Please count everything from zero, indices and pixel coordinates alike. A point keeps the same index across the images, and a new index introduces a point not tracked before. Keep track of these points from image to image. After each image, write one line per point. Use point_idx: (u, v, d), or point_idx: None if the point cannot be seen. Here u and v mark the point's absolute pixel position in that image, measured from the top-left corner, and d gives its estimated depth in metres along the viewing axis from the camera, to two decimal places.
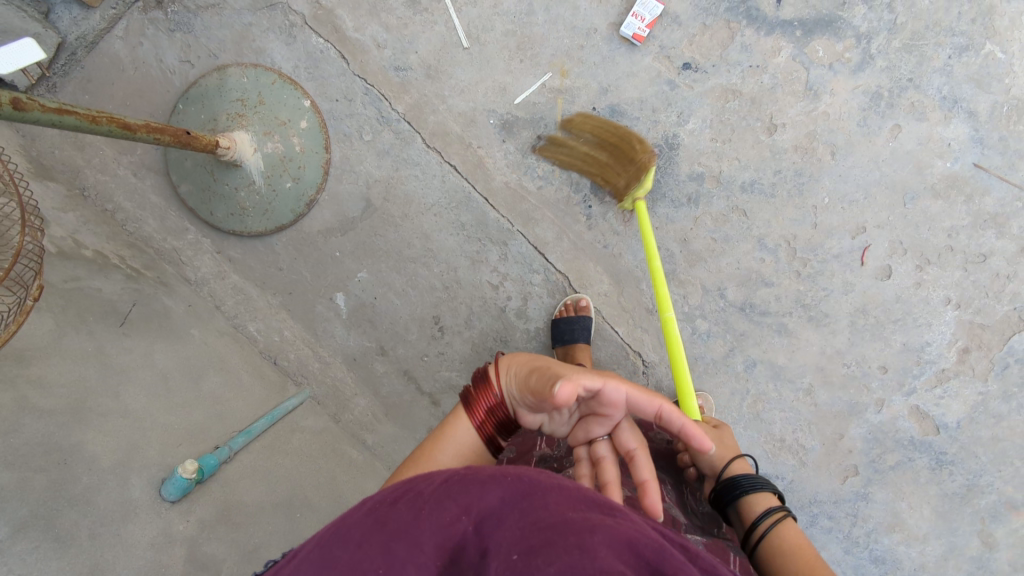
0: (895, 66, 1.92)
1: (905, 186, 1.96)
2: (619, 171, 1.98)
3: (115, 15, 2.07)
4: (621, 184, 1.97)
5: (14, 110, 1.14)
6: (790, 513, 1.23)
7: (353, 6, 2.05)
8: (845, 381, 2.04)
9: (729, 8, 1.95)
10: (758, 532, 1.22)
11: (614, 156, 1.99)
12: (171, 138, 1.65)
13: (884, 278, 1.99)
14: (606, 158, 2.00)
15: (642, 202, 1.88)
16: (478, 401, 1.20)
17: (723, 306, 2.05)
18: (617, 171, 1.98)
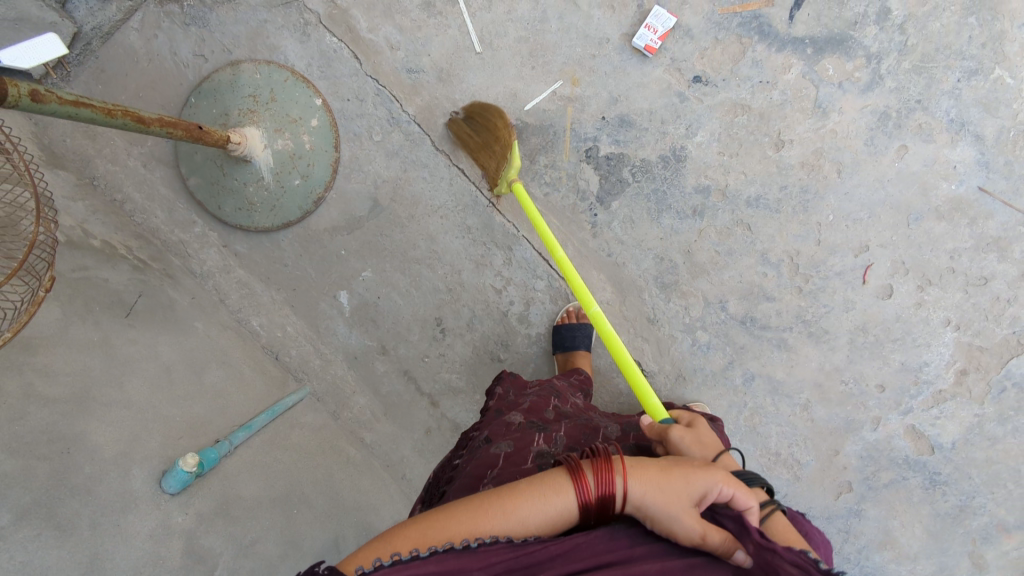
0: (904, 87, 1.93)
1: (909, 206, 1.97)
2: (490, 152, 1.91)
3: (131, 7, 2.09)
4: (494, 165, 1.89)
5: (32, 103, 1.15)
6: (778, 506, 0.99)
7: (368, 7, 2.06)
8: (842, 398, 2.05)
9: (741, 24, 1.96)
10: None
11: (485, 135, 1.93)
12: (186, 131, 1.68)
13: (885, 297, 2.00)
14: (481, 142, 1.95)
15: (518, 182, 1.76)
16: (593, 479, 0.94)
17: (724, 319, 2.07)
18: (490, 152, 1.91)
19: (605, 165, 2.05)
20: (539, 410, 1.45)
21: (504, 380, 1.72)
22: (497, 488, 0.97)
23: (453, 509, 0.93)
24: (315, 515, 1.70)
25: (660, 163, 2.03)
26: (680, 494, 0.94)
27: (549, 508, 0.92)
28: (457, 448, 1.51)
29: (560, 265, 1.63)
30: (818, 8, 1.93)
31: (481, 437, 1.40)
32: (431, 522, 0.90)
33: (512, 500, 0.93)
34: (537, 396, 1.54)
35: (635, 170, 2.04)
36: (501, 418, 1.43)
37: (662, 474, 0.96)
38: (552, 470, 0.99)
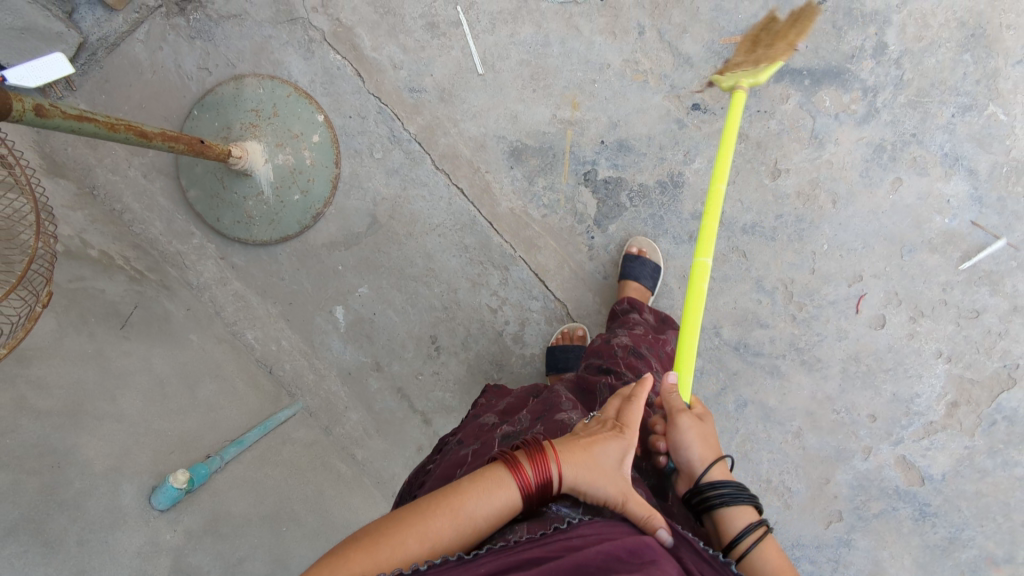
0: (899, 120, 1.96)
1: (902, 238, 1.99)
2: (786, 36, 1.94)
3: (138, 18, 2.11)
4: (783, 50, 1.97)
5: (36, 116, 1.16)
6: (772, 527, 1.06)
7: (372, 26, 2.08)
8: (833, 427, 2.06)
9: (740, 53, 1.99)
10: (737, 549, 1.04)
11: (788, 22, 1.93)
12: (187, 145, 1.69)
13: (878, 327, 2.02)
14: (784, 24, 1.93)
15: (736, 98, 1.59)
16: (530, 466, 0.99)
17: (717, 344, 2.08)
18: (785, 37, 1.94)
19: (603, 188, 2.07)
20: (511, 407, 1.50)
21: (490, 391, 1.74)
22: (435, 493, 0.98)
23: (397, 522, 0.93)
24: (304, 533, 1.69)
25: (658, 188, 2.05)
26: (605, 468, 1.02)
27: (494, 503, 0.96)
28: (435, 453, 1.53)
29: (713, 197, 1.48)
30: (815, 40, 1.96)
31: (455, 440, 1.44)
32: (377, 540, 0.89)
33: (457, 501, 0.95)
34: (513, 398, 1.56)
35: (633, 194, 2.06)
36: (477, 420, 1.48)
37: (588, 454, 1.03)
38: (483, 467, 1.02)
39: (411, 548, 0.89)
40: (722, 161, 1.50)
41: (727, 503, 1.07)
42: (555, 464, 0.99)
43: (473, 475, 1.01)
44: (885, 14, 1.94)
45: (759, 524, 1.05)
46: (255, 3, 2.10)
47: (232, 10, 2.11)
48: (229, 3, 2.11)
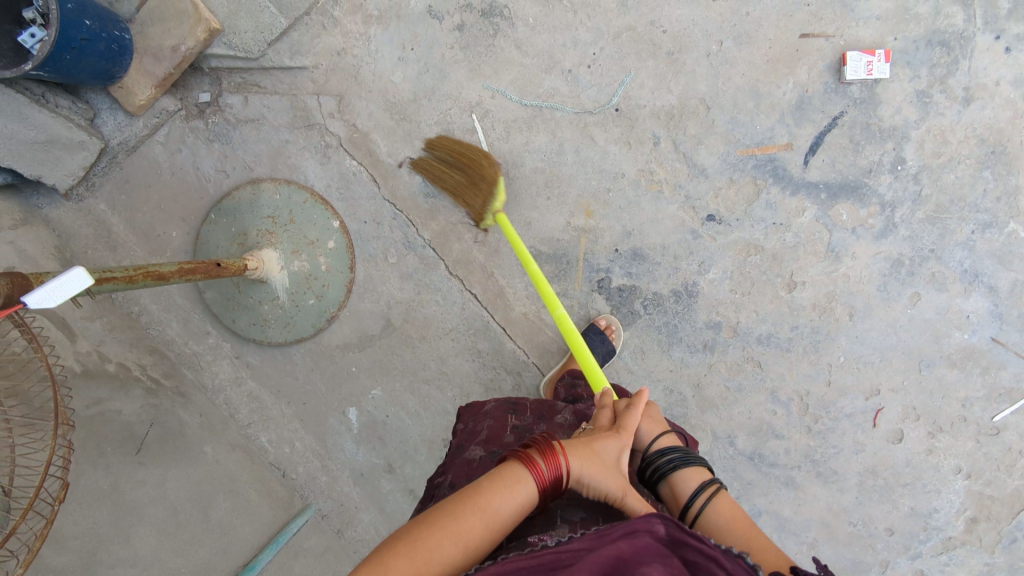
0: (917, 236, 1.93)
1: (921, 353, 1.96)
2: (477, 189, 1.95)
3: (157, 122, 2.12)
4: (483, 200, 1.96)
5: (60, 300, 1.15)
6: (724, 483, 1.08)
7: (388, 132, 2.08)
8: (850, 539, 2.04)
9: (757, 165, 1.97)
10: (691, 510, 1.06)
11: (467, 174, 1.96)
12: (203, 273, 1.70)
13: (896, 441, 1.99)
14: (462, 179, 1.97)
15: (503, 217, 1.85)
16: (543, 462, 0.98)
17: (732, 453, 2.06)
18: (477, 190, 1.95)
19: (617, 296, 2.06)
20: (496, 436, 1.38)
21: (464, 413, 1.63)
22: (455, 495, 0.96)
23: (426, 525, 0.89)
24: None
25: (672, 297, 2.04)
26: (605, 463, 1.03)
27: (517, 500, 0.95)
28: (423, 498, 1.39)
29: (533, 273, 1.65)
30: (832, 155, 1.94)
31: (445, 482, 1.32)
32: (412, 544, 0.86)
33: (482, 500, 0.93)
34: (492, 418, 1.47)
35: (647, 302, 2.05)
36: (461, 456, 1.36)
37: (590, 449, 1.04)
38: (496, 467, 1.01)
39: (448, 549, 0.86)
40: (520, 246, 1.71)
41: (678, 467, 1.10)
42: (566, 458, 0.99)
43: (489, 475, 0.99)
44: (903, 130, 1.91)
45: (712, 483, 1.07)
46: (273, 109, 2.10)
47: (250, 114, 2.11)
48: (247, 108, 2.12)
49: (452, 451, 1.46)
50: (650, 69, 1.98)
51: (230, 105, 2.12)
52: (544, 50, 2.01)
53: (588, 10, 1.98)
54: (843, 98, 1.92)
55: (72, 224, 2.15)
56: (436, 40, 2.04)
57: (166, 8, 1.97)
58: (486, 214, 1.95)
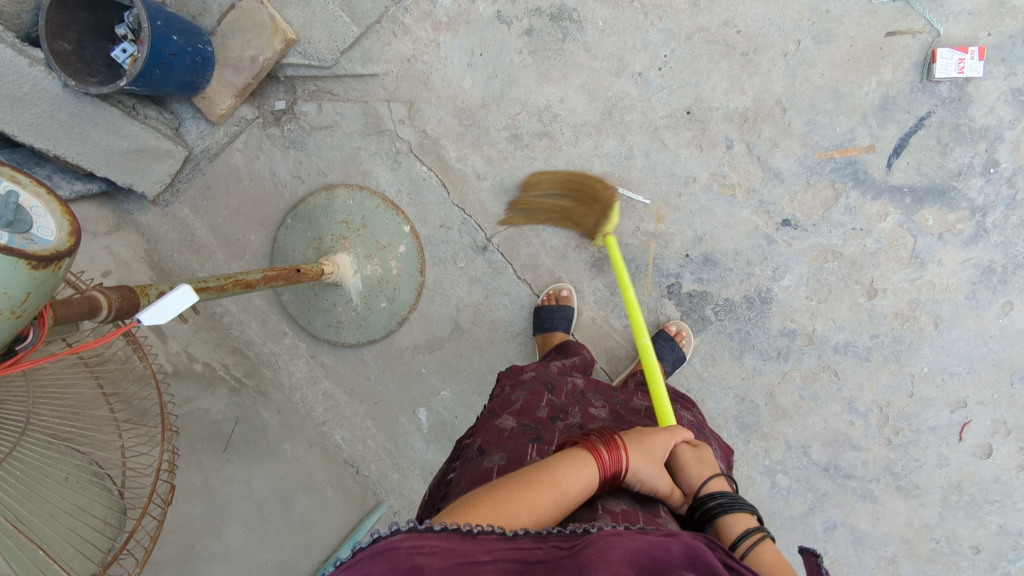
0: (1010, 243, 1.84)
1: (1013, 364, 1.87)
2: (587, 209, 2.02)
3: (236, 131, 2.19)
4: (590, 223, 2.01)
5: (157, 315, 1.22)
6: (771, 534, 1.02)
7: (458, 137, 2.10)
8: (932, 556, 1.96)
9: (835, 169, 1.91)
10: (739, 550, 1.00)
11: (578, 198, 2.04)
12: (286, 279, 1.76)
13: (983, 456, 1.91)
14: (570, 203, 2.04)
15: (611, 237, 1.90)
16: (607, 453, 1.04)
17: (806, 464, 2.01)
18: (586, 209, 2.02)
19: (688, 301, 2.03)
20: (530, 409, 1.41)
21: (503, 375, 1.67)
22: (524, 471, 1.01)
23: (503, 492, 0.95)
24: None
25: (744, 303, 2.00)
26: (655, 460, 1.10)
27: (583, 483, 1.01)
28: (449, 459, 1.44)
29: (627, 301, 1.77)
30: (918, 156, 1.86)
31: (475, 445, 1.36)
32: (491, 509, 0.91)
33: (552, 477, 0.99)
34: (528, 390, 1.49)
35: (718, 309, 2.01)
36: (492, 422, 1.39)
37: (644, 446, 1.11)
38: (561, 451, 1.06)
39: (521, 518, 0.92)
40: (623, 273, 1.80)
41: (724, 510, 1.06)
42: (628, 453, 1.06)
43: (554, 455, 1.05)
44: (997, 131, 1.81)
45: (757, 530, 1.01)
46: (345, 115, 2.15)
47: (324, 121, 2.16)
48: (321, 115, 2.17)
49: (484, 415, 1.49)
50: (724, 70, 1.93)
51: (305, 112, 2.18)
52: (613, 53, 1.99)
53: (659, 11, 1.95)
54: (930, 98, 1.83)
55: (159, 229, 2.26)
56: (505, 45, 2.05)
57: (244, 20, 2.02)
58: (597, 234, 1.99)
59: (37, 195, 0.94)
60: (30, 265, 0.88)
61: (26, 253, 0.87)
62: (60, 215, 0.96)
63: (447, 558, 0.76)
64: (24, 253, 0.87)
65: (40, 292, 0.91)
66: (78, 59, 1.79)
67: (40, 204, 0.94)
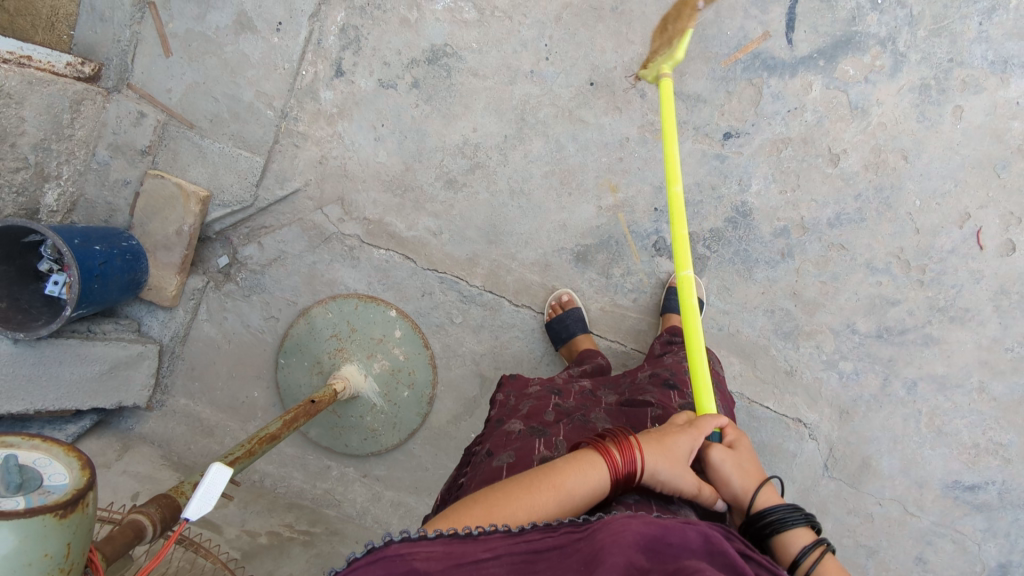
0: (930, 54, 1.89)
1: (991, 159, 1.91)
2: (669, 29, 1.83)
3: (194, 303, 2.16)
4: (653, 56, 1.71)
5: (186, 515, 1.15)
6: (833, 546, 0.99)
7: (398, 208, 2.10)
8: (1015, 365, 1.96)
9: (745, 68, 1.95)
10: (800, 570, 0.98)
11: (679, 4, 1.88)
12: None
13: (1010, 253, 1.92)
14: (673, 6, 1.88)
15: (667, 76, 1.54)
16: (618, 453, 1.06)
17: (860, 340, 2.00)
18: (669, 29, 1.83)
19: None
20: (538, 413, 1.45)
21: (507, 383, 1.69)
22: (533, 472, 1.04)
23: (506, 493, 0.99)
24: None
25: (729, 226, 2.01)
26: (677, 458, 1.09)
27: (589, 484, 1.02)
28: (461, 465, 1.47)
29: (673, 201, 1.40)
30: (811, 22, 1.92)
31: (484, 451, 1.39)
32: (488, 510, 0.95)
33: (557, 479, 1.00)
34: (535, 398, 1.54)
35: (708, 242, 2.03)
36: (501, 428, 1.43)
37: (663, 445, 1.10)
38: (571, 452, 1.08)
39: (519, 518, 0.94)
40: (670, 129, 1.45)
41: (778, 527, 1.01)
42: (640, 453, 1.06)
43: (566, 456, 1.07)
44: None
45: (818, 543, 0.99)
46: (287, 240, 2.14)
47: (270, 255, 2.15)
48: (265, 251, 2.15)
49: (493, 423, 1.52)
50: (604, 31, 1.98)
51: (249, 255, 2.16)
52: (500, 65, 2.03)
53: (522, 10, 2.00)
54: None
55: (164, 430, 2.18)
56: (400, 106, 2.07)
57: (154, 199, 2.03)
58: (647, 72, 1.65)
59: (35, 447, 0.87)
60: (56, 516, 0.81)
61: (48, 506, 0.81)
62: (67, 455, 0.89)
63: (444, 561, 0.80)
64: (46, 507, 0.80)
65: (80, 538, 0.86)
66: (16, 310, 1.75)
67: (42, 454, 0.87)
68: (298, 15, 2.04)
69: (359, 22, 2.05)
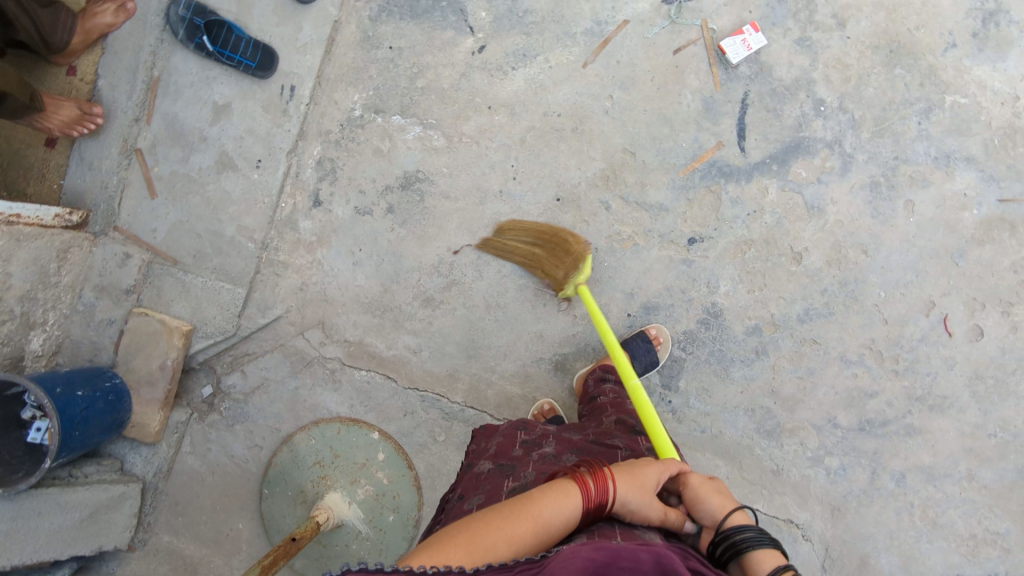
0: (876, 154, 1.98)
1: (948, 249, 1.97)
2: (557, 262, 2.00)
3: (178, 436, 2.16)
4: (561, 275, 1.98)
5: None
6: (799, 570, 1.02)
7: (378, 329, 2.15)
8: (1000, 451, 1.98)
9: (703, 176, 2.04)
10: None
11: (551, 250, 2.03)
12: (558, 257, 2.00)
13: (978, 338, 1.97)
14: (542, 254, 2.05)
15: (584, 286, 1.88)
16: (593, 481, 1.10)
17: (843, 434, 2.02)
18: (556, 262, 2.01)
19: None
20: (506, 451, 1.44)
21: (477, 432, 1.66)
22: (511, 502, 1.08)
23: (484, 524, 1.02)
24: None
25: (702, 327, 2.06)
26: (647, 487, 1.14)
27: (565, 514, 1.05)
28: (435, 512, 1.45)
29: (611, 346, 1.77)
30: (761, 131, 2.02)
31: (457, 496, 1.38)
32: (468, 539, 0.98)
33: (536, 508, 1.04)
34: (502, 435, 1.53)
35: (684, 343, 2.06)
36: (470, 471, 1.42)
37: (635, 476, 1.15)
38: (548, 483, 1.12)
39: (498, 550, 0.98)
40: (599, 317, 1.81)
41: (750, 549, 1.05)
42: (614, 483, 1.10)
43: (544, 487, 1.11)
44: (805, 77, 2.00)
45: (787, 568, 1.02)
46: (270, 367, 2.17)
47: (253, 383, 2.17)
48: (247, 379, 2.18)
49: (464, 468, 1.50)
50: (566, 150, 2.09)
51: (232, 384, 2.18)
52: (470, 187, 2.12)
53: (487, 135, 2.11)
54: (740, 80, 2.02)
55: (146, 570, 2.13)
56: (376, 231, 2.15)
57: (138, 336, 2.08)
58: (567, 283, 1.96)
59: None
60: None
61: None
62: None
63: None
64: None
65: None
66: None
67: None
68: (276, 153, 2.15)
69: (334, 154, 2.16)
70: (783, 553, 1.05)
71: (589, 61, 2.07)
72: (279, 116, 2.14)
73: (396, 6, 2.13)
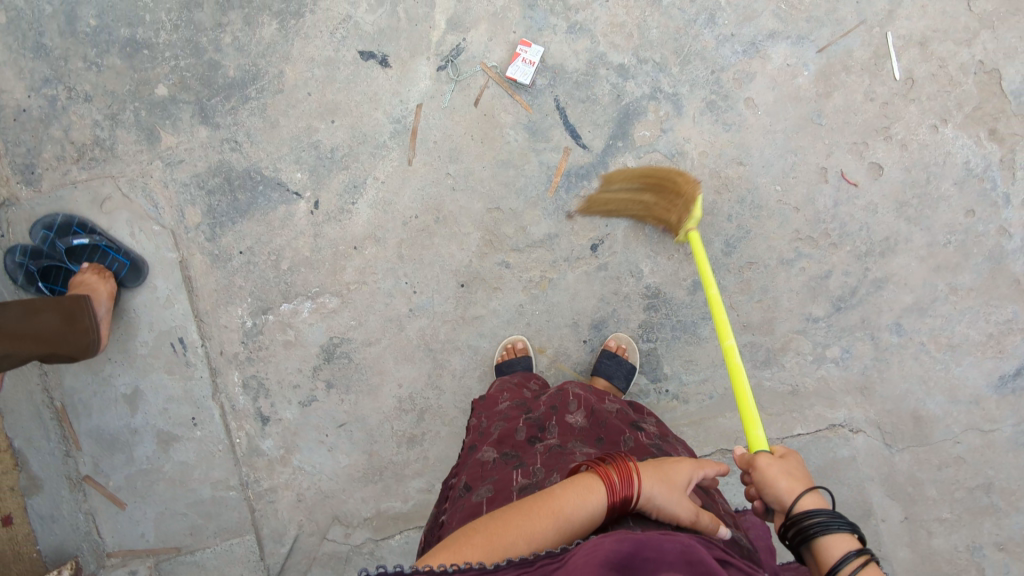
0: (695, 79, 2.02)
1: (805, 117, 2.00)
2: (665, 207, 1.95)
3: None
4: (674, 218, 1.92)
5: None
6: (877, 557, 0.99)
7: (387, 492, 2.14)
8: (963, 251, 1.99)
9: (567, 188, 2.07)
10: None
11: (655, 195, 1.97)
12: (668, 199, 1.93)
13: (881, 173, 1.99)
14: (652, 198, 1.99)
15: (694, 232, 1.77)
16: (618, 474, 1.05)
17: (826, 325, 2.03)
18: (664, 206, 1.95)
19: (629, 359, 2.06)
20: (509, 435, 1.47)
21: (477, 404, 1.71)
22: (530, 497, 1.04)
23: (502, 521, 0.99)
24: None
25: (652, 312, 2.07)
26: (678, 486, 1.10)
27: (587, 510, 1.01)
28: (440, 499, 1.49)
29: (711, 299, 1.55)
30: (589, 121, 2.05)
31: (461, 485, 1.40)
32: (488, 537, 0.96)
33: (555, 505, 1.00)
34: (504, 417, 1.55)
35: (645, 335, 2.07)
36: (475, 457, 1.45)
37: (665, 473, 1.11)
38: (573, 475, 1.08)
39: (518, 550, 0.95)
40: (706, 269, 1.61)
41: (820, 532, 1.03)
42: (640, 476, 1.06)
43: (564, 480, 1.07)
44: (595, 55, 2.04)
45: (863, 554, 0.99)
46: None
47: None
48: None
49: (467, 454, 1.52)
50: (441, 241, 2.11)
51: None
52: (384, 323, 2.13)
53: (369, 271, 2.13)
54: (545, 92, 2.06)
55: None
56: (330, 410, 2.15)
57: None
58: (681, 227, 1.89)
59: None
60: None
61: None
62: None
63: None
64: None
65: None
66: None
67: None
68: (203, 401, 2.15)
69: (253, 370, 2.16)
70: (857, 535, 1.02)
71: (411, 157, 2.10)
72: (185, 370, 2.15)
73: (223, 215, 2.14)
